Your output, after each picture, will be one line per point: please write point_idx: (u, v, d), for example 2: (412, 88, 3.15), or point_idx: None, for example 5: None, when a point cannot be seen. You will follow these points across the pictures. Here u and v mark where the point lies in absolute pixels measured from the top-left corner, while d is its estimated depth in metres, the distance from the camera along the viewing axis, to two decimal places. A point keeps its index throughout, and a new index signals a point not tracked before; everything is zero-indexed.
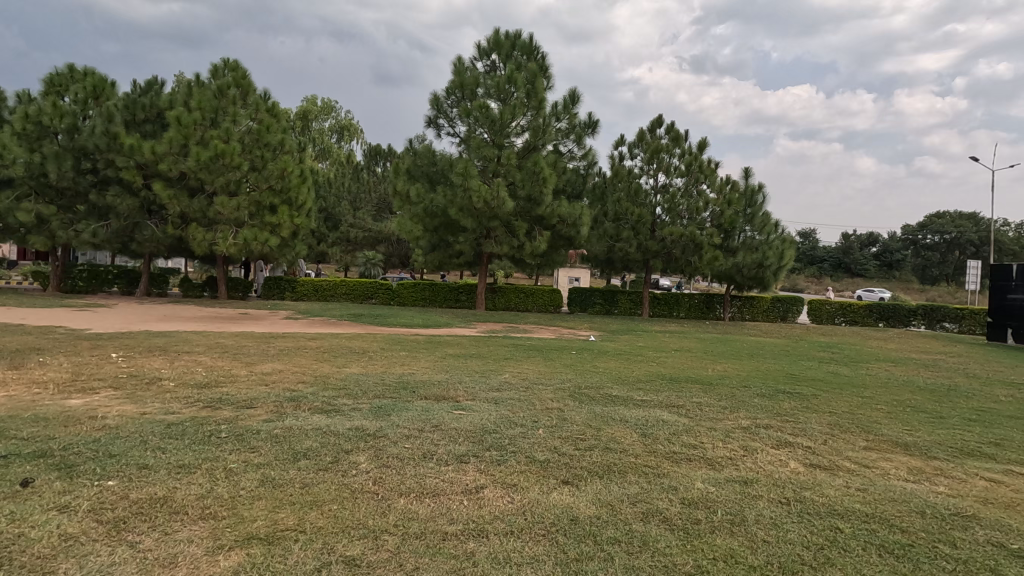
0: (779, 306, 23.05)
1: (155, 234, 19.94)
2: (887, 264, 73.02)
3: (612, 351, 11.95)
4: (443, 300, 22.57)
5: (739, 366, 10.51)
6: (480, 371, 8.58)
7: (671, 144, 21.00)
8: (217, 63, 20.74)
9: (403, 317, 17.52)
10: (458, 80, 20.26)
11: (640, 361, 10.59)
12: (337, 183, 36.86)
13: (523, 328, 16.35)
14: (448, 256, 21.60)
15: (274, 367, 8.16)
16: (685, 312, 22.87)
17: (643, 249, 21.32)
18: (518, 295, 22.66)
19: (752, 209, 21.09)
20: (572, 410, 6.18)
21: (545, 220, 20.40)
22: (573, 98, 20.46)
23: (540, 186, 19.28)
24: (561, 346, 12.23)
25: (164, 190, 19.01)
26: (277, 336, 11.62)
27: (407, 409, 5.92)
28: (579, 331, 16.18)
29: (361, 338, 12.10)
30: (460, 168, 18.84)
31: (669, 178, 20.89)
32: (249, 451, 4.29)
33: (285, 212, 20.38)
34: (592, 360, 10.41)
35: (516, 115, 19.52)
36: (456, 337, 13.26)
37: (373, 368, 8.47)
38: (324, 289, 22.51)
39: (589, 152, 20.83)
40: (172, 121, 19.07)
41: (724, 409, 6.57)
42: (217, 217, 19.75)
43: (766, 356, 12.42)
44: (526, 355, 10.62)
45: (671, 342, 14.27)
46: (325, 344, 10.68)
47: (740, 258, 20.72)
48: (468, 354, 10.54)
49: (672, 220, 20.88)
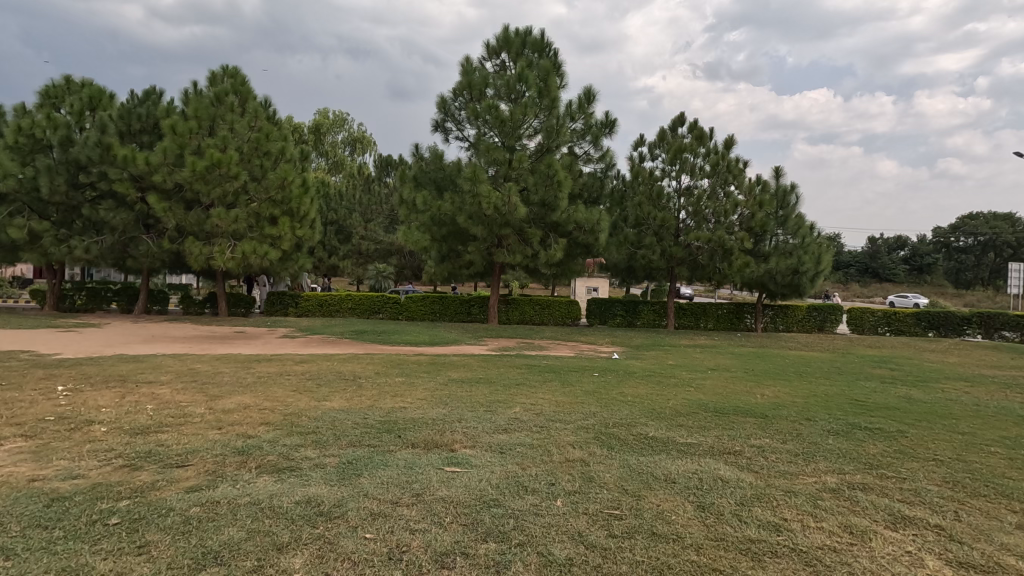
0: (816, 315, 21.33)
1: (151, 249, 19.00)
2: (918, 268, 70.03)
3: (640, 372, 10.49)
4: (453, 314, 21.28)
5: (793, 389, 8.96)
6: (486, 403, 7.20)
7: (695, 143, 19.54)
8: (215, 70, 19.90)
9: (409, 333, 16.25)
10: (466, 80, 19.07)
11: (674, 385, 9.12)
12: (347, 194, 35.95)
13: (539, 345, 14.98)
14: (458, 267, 20.38)
15: (242, 402, 6.87)
16: (713, 323, 21.26)
17: (667, 255, 19.81)
18: (533, 308, 21.27)
19: (785, 211, 19.50)
20: (600, 464, 4.77)
21: (561, 227, 19.04)
22: (589, 96, 19.19)
23: (555, 191, 17.95)
24: (582, 367, 10.80)
25: (159, 203, 18.09)
26: (263, 359, 10.38)
27: (385, 466, 4.57)
28: (600, 347, 14.74)
29: (357, 360, 10.78)
30: (469, 172, 17.58)
31: (693, 180, 19.42)
32: (135, 554, 2.96)
33: (287, 223, 19.37)
34: (619, 384, 8.97)
35: (527, 115, 18.28)
36: (465, 357, 11.87)
37: (361, 401, 7.15)
38: (329, 304, 21.39)
39: (606, 153, 19.44)
40: (167, 130, 18.21)
41: (795, 456, 5.11)
42: (215, 229, 18.77)
43: (818, 375, 10.83)
44: (541, 379, 9.25)
45: (706, 359, 12.72)
46: (312, 370, 9.40)
47: (773, 264, 19.10)
48: (474, 379, 9.17)
49: (698, 224, 19.36)
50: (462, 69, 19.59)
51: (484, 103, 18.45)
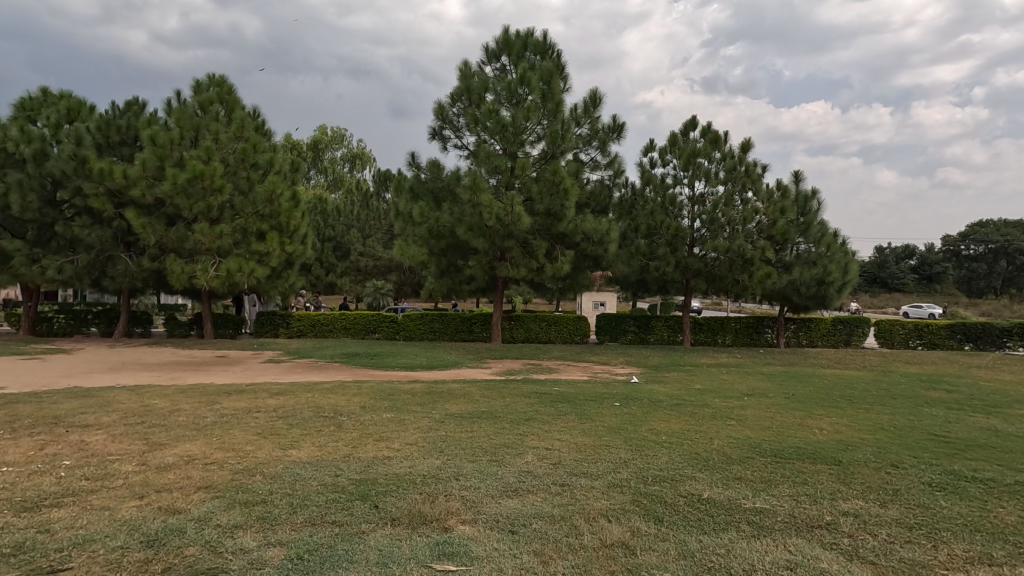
0: (842, 328, 19.93)
1: (130, 268, 17.76)
2: (927, 277, 68.56)
3: (665, 400, 9.11)
4: (454, 333, 19.98)
5: (852, 421, 7.57)
6: (490, 449, 5.83)
7: (710, 147, 18.36)
8: (199, 78, 18.83)
9: (406, 355, 14.90)
10: (464, 84, 17.96)
11: (709, 418, 7.73)
12: (344, 210, 34.88)
13: (548, 367, 13.63)
14: (458, 282, 19.12)
15: (186, 453, 5.52)
16: (732, 338, 19.86)
17: (682, 267, 18.51)
18: (539, 325, 19.93)
19: (807, 217, 18.25)
20: (653, 553, 3.41)
21: (568, 238, 17.80)
22: (595, 99, 18.07)
23: (561, 199, 16.71)
24: (599, 395, 9.42)
25: (137, 219, 16.89)
26: (235, 392, 9.04)
27: (350, 565, 3.23)
28: (615, 369, 13.38)
29: (341, 390, 9.44)
30: (469, 181, 16.35)
31: (708, 186, 18.21)
32: None
33: (275, 239, 18.17)
34: (646, 418, 7.60)
35: (531, 119, 17.12)
36: (467, 383, 10.53)
37: (336, 448, 5.79)
38: (321, 325, 20.08)
39: (614, 159, 18.22)
40: (146, 141, 17.06)
41: (915, 532, 3.76)
42: (197, 246, 17.56)
43: (871, 400, 9.44)
44: (555, 412, 7.89)
45: (736, 382, 11.36)
46: (288, 406, 8.05)
47: (797, 274, 17.77)
48: (476, 413, 7.82)
49: (714, 233, 18.10)
50: (460, 73, 18.49)
51: (483, 107, 17.30)
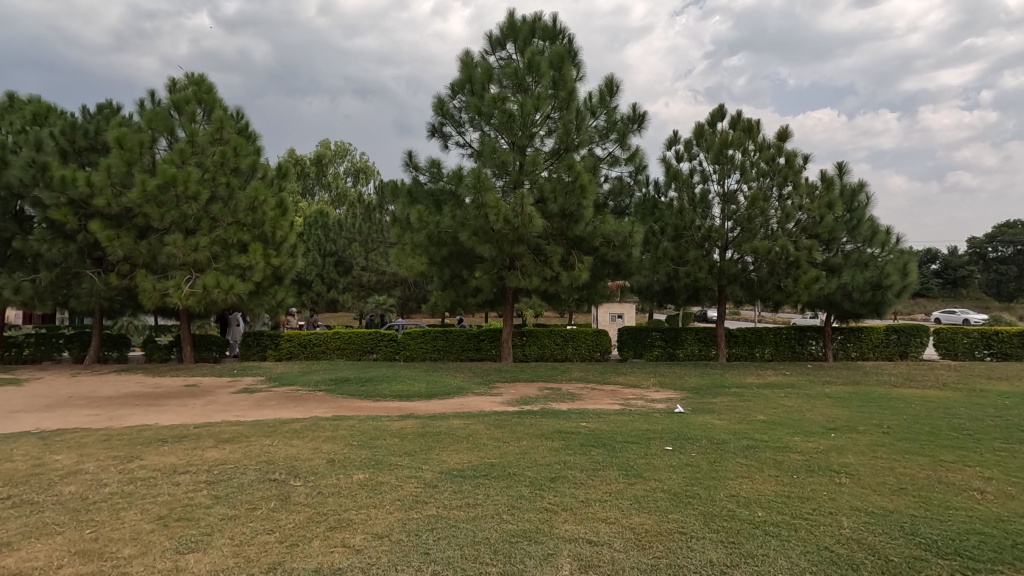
0: (897, 339, 17.67)
1: (97, 286, 15.92)
2: (951, 281, 65.49)
3: (728, 440, 6.95)
4: (460, 351, 17.95)
5: (1010, 474, 5.39)
6: (500, 548, 3.74)
7: (743, 136, 16.31)
8: (175, 76, 17.14)
9: (403, 380, 12.82)
10: (465, 74, 16.06)
11: (805, 470, 5.56)
12: (347, 224, 33.18)
13: (570, 392, 11.53)
14: (463, 295, 17.12)
15: (13, 570, 3.48)
16: (772, 352, 17.63)
17: (715, 273, 16.39)
18: (554, 341, 17.84)
19: (856, 213, 16.09)
20: None
21: (586, 242, 15.82)
22: (612, 87, 16.15)
23: (578, 198, 14.66)
24: (642, 434, 7.28)
25: (102, 231, 15.08)
26: (174, 440, 7.01)
27: None
28: (650, 394, 11.27)
29: (310, 435, 7.38)
30: (473, 178, 14.36)
31: (742, 181, 16.14)
32: None
33: (259, 251, 16.33)
34: (718, 475, 5.45)
35: (541, 108, 15.19)
36: (473, 418, 8.46)
37: (262, 550, 3.73)
38: (313, 345, 18.10)
39: (636, 153, 16.24)
40: (113, 144, 15.29)
41: None
42: (171, 261, 15.72)
43: (998, 435, 7.23)
44: (591, 468, 5.80)
45: (804, 410, 9.20)
46: (232, 461, 6.00)
47: (848, 278, 15.56)
48: (482, 469, 5.76)
49: (751, 234, 15.98)
50: (462, 63, 16.64)
51: (487, 97, 15.40)
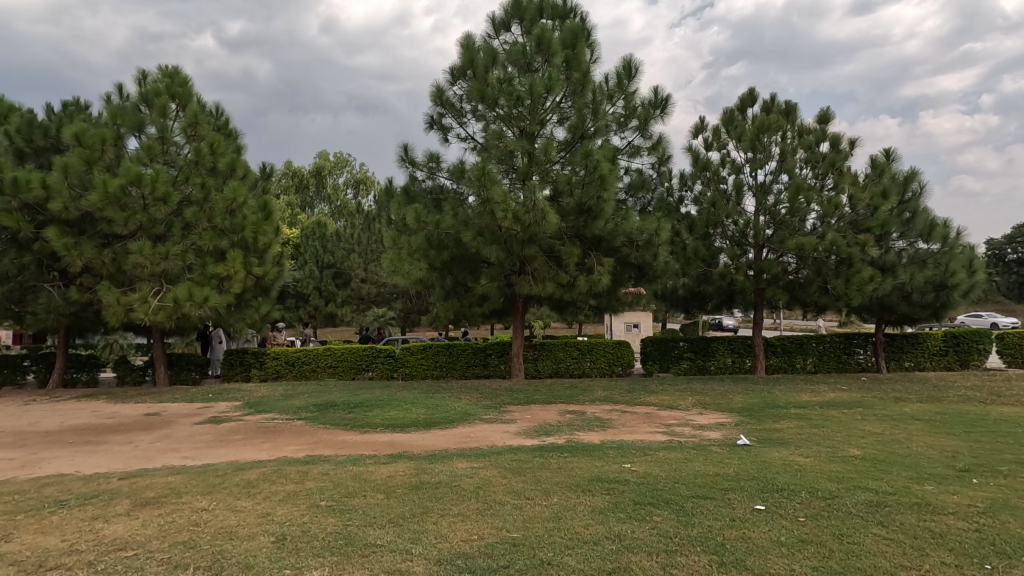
0: (956, 346, 15.71)
1: (54, 301, 14.13)
2: None
3: (838, 492, 5.02)
4: (465, 367, 16.07)
5: None
6: None
7: (780, 120, 14.49)
8: (146, 68, 15.47)
9: (399, 405, 10.91)
10: (466, 58, 14.27)
11: (997, 556, 3.67)
12: (345, 235, 31.49)
13: (598, 418, 9.62)
14: (468, 305, 15.30)
15: None
16: (816, 362, 15.66)
17: (754, 273, 14.54)
18: (570, 354, 15.93)
19: (911, 204, 14.20)
20: None
21: (606, 242, 14.03)
22: (630, 68, 14.42)
23: (597, 190, 12.85)
24: (715, 484, 5.35)
25: (58, 238, 13.33)
26: (77, 503, 5.16)
27: None
28: (695, 419, 9.35)
29: (263, 491, 5.47)
30: (476, 170, 12.50)
31: (781, 171, 14.28)
32: None
33: (238, 259, 14.53)
34: (872, 568, 3.55)
35: (552, 91, 13.41)
36: (483, 460, 6.54)
37: None
38: (301, 364, 16.22)
39: (659, 141, 14.48)
40: (72, 141, 13.61)
41: None
42: (137, 271, 13.98)
43: None
44: (666, 549, 3.89)
45: (903, 439, 7.25)
46: (134, 544, 4.11)
47: (907, 278, 13.64)
48: (503, 555, 3.85)
49: (792, 230, 14.13)
50: (462, 46, 14.87)
51: (491, 80, 13.64)
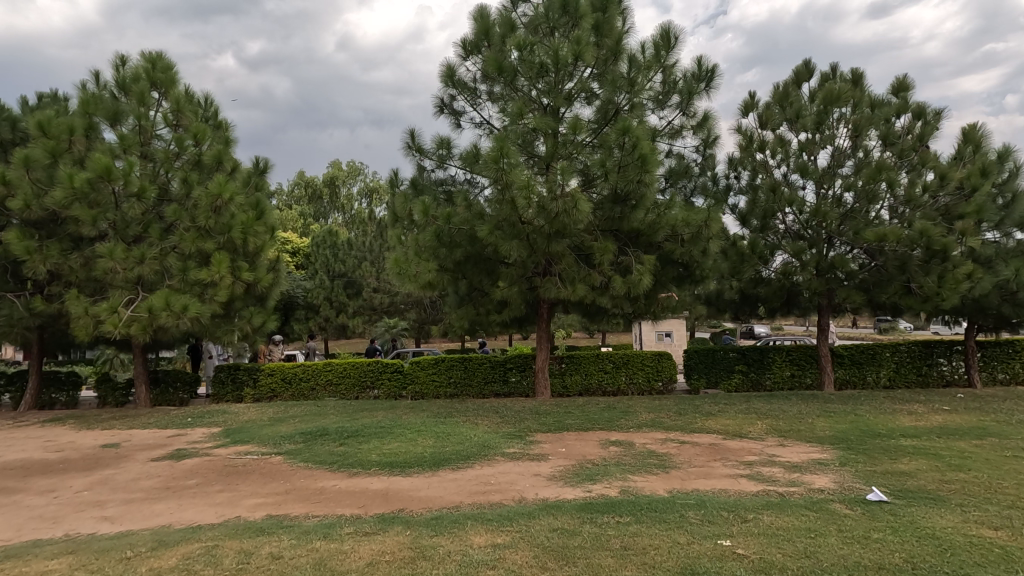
0: None
1: (17, 313, 12.49)
2: None
3: None
4: (482, 384, 14.09)
5: None
6: None
7: (850, 91, 12.30)
8: (125, 53, 13.86)
9: (403, 434, 8.93)
10: (479, 28, 12.34)
11: None
12: (356, 242, 29.82)
13: (656, 453, 7.52)
14: (485, 313, 13.36)
15: None
16: (892, 375, 13.34)
17: (820, 271, 12.30)
18: (602, 368, 13.85)
19: (1008, 186, 11.93)
20: None
21: (645, 237, 12.00)
22: (670, 36, 12.41)
23: (638, 172, 10.73)
24: None
25: (20, 241, 11.70)
26: None
27: None
28: (779, 455, 7.21)
29: None
30: (495, 148, 10.29)
31: (850, 153, 12.21)
32: None
33: (224, 263, 12.67)
34: None
35: (582, 59, 11.41)
36: (510, 530, 4.51)
37: None
38: (298, 381, 14.37)
39: (705, 119, 12.47)
40: (35, 131, 11.98)
41: None
42: (110, 277, 12.28)
43: None
44: None
45: None
46: None
47: (1011, 273, 11.34)
48: None
49: (867, 220, 11.99)
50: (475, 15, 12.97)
51: (509, 49, 11.72)
